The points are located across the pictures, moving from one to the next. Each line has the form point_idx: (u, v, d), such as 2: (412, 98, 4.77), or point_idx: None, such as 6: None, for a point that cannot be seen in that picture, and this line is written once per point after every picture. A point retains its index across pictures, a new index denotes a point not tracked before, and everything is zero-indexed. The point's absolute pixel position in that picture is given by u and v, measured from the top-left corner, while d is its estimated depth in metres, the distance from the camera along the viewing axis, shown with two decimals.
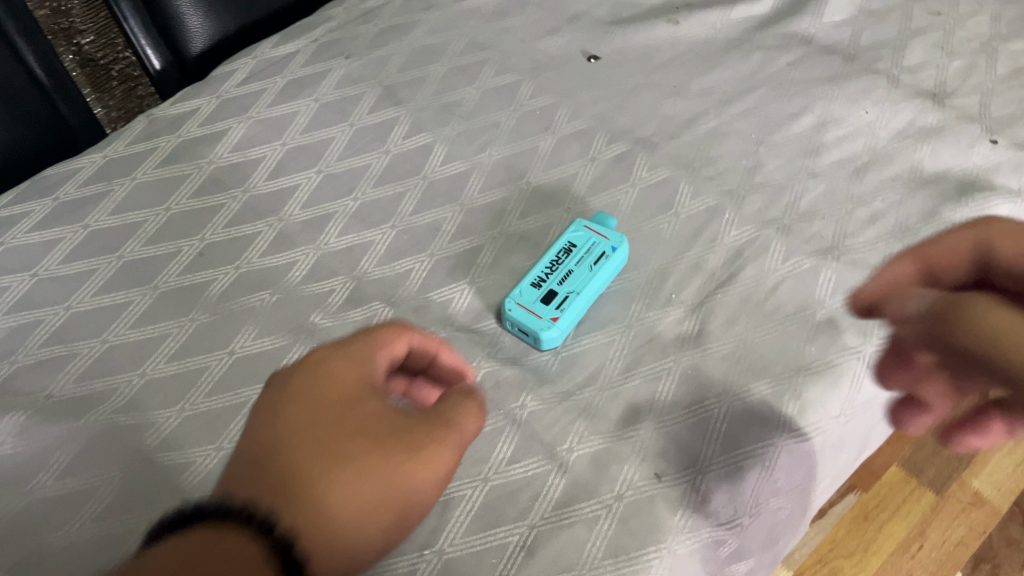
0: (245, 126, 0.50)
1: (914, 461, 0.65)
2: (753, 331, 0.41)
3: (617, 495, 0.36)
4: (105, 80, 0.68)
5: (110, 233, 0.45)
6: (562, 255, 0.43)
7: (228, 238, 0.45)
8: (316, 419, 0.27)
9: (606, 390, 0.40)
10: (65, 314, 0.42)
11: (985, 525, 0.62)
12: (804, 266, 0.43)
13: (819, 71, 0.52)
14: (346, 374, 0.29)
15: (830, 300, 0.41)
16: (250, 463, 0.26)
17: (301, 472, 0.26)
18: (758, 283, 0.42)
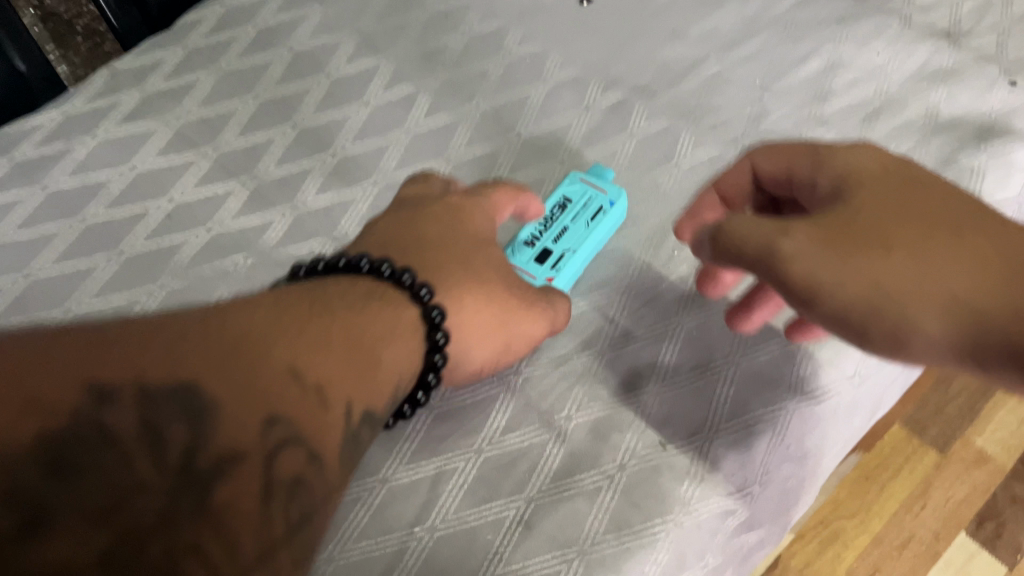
0: (215, 78, 0.46)
1: (916, 419, 0.62)
2: None
3: (619, 466, 0.34)
4: (69, 36, 0.64)
5: (72, 195, 0.42)
6: (557, 211, 0.40)
7: (197, 199, 0.42)
8: (456, 244, 0.35)
9: (606, 354, 0.37)
10: (24, 283, 0.39)
11: (989, 484, 0.59)
12: None
13: (826, 12, 0.48)
14: (472, 223, 0.36)
15: None
16: (405, 250, 0.34)
17: (445, 270, 0.33)
18: None
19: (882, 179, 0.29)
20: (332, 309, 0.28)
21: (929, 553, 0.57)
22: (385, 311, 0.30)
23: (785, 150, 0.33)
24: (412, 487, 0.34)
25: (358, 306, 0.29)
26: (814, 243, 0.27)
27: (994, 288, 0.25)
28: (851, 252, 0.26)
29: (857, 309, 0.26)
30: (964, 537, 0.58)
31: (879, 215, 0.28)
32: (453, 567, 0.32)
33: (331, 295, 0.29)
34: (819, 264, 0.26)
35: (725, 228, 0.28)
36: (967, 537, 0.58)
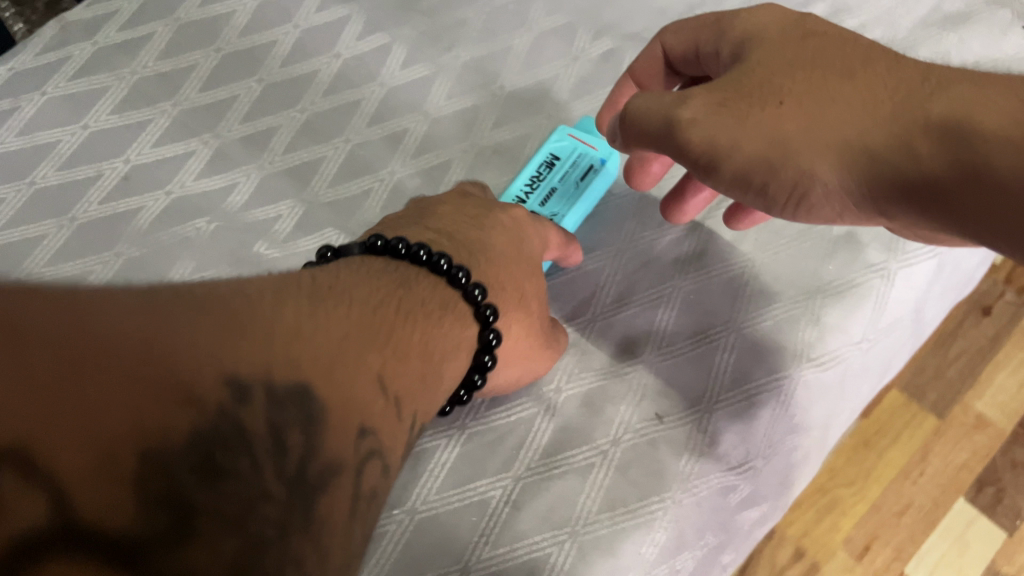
0: (173, 30, 0.43)
1: (914, 385, 0.59)
2: (762, 250, 0.36)
3: (613, 441, 0.32)
4: None
5: (18, 156, 0.39)
6: (544, 170, 0.37)
7: (155, 159, 0.39)
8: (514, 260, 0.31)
9: (598, 321, 0.35)
10: None
11: (989, 449, 0.56)
12: None
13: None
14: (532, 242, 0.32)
15: None
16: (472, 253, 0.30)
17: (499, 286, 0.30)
18: None
19: (785, 36, 0.30)
20: (412, 317, 0.25)
21: (928, 520, 0.54)
22: (450, 329, 0.27)
23: (691, 24, 0.33)
24: None
25: (436, 314, 0.27)
26: (710, 109, 0.28)
27: (883, 120, 0.25)
28: (746, 110, 0.28)
29: (755, 166, 0.28)
30: (963, 504, 0.55)
31: (778, 70, 0.29)
32: (435, 553, 0.30)
33: (410, 299, 0.26)
34: (715, 127, 0.28)
35: (630, 109, 0.30)
36: (966, 503, 0.55)
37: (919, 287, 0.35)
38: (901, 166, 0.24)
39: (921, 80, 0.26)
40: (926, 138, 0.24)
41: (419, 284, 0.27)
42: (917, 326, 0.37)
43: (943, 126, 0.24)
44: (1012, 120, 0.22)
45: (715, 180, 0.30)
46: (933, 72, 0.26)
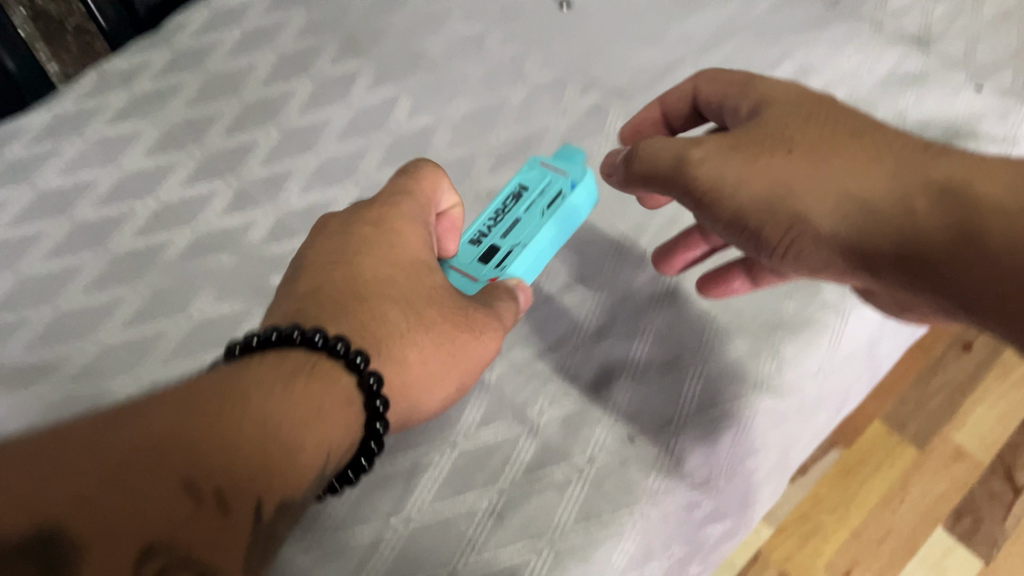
0: (200, 79, 0.47)
1: (897, 416, 0.62)
2: None
3: (588, 459, 0.35)
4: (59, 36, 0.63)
5: (60, 193, 0.43)
6: (511, 202, 0.38)
7: (183, 198, 0.43)
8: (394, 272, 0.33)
9: (579, 350, 0.38)
10: (14, 280, 0.40)
11: (967, 479, 0.59)
12: None
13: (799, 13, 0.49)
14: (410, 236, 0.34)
15: None
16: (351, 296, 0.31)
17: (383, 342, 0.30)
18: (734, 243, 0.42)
19: (797, 98, 0.33)
20: (248, 403, 0.24)
21: (907, 547, 0.57)
22: (304, 393, 0.26)
23: (726, 78, 0.36)
24: (389, 481, 0.35)
25: (285, 388, 0.26)
26: (721, 151, 0.32)
27: (886, 182, 0.28)
28: (756, 154, 0.31)
29: (754, 206, 0.31)
30: (942, 533, 0.57)
31: (791, 124, 0.32)
32: (426, 558, 0.33)
33: (241, 386, 0.25)
34: (724, 167, 0.31)
35: (642, 151, 0.34)
36: (944, 532, 0.57)
37: (871, 324, 0.39)
38: (895, 223, 0.28)
39: (926, 152, 0.29)
40: (930, 201, 0.27)
41: (267, 363, 0.26)
42: (872, 361, 0.41)
43: (948, 193, 0.27)
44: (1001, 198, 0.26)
45: (709, 218, 0.32)
46: (933, 148, 0.30)
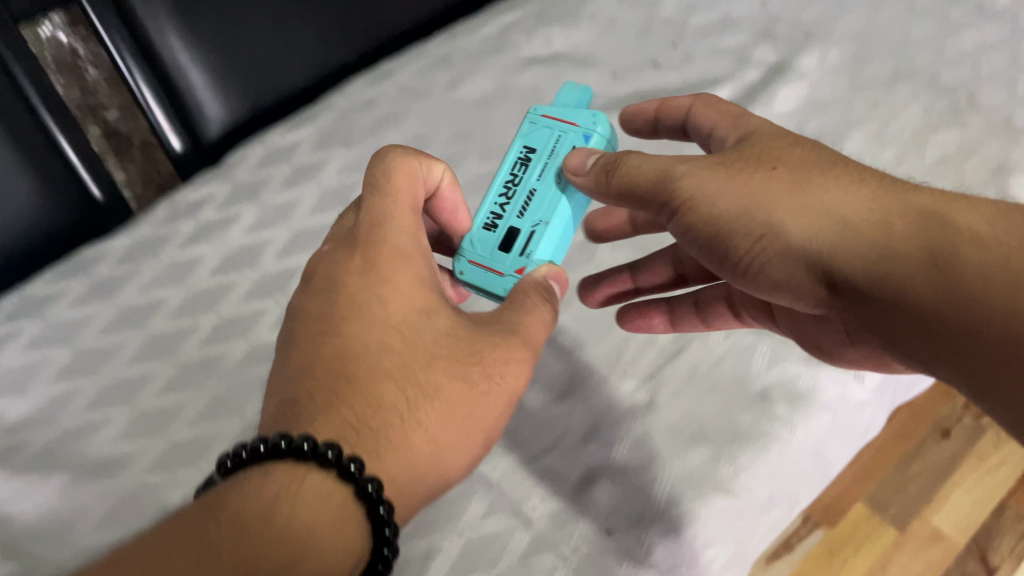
0: (256, 211, 0.57)
1: (879, 498, 0.70)
2: (697, 401, 0.47)
3: (572, 550, 0.42)
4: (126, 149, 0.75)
5: (137, 309, 0.52)
6: (523, 167, 0.52)
7: (238, 315, 0.52)
8: (389, 340, 0.42)
9: (567, 453, 0.46)
10: (97, 382, 0.49)
11: (944, 561, 0.67)
12: (744, 342, 0.50)
13: None
14: (400, 300, 0.44)
15: (764, 372, 0.48)
16: (346, 369, 0.41)
17: (376, 407, 0.40)
18: (703, 357, 0.49)
19: (775, 136, 0.46)
20: (229, 549, 0.31)
21: None
22: (295, 514, 0.33)
23: (721, 113, 0.50)
24: (406, 561, 0.43)
25: (267, 521, 0.33)
26: (709, 167, 0.44)
27: (860, 196, 0.41)
28: (748, 167, 0.44)
29: (743, 203, 0.43)
30: None
31: (772, 150, 0.45)
32: None
33: (227, 532, 0.32)
34: (719, 175, 0.43)
35: (626, 162, 0.46)
36: None
37: (819, 435, 0.47)
38: (870, 227, 0.40)
39: (890, 183, 0.42)
40: (902, 216, 0.40)
41: (251, 503, 0.33)
42: (823, 464, 0.48)
43: (917, 211, 0.40)
44: (962, 223, 0.39)
45: (690, 219, 0.45)
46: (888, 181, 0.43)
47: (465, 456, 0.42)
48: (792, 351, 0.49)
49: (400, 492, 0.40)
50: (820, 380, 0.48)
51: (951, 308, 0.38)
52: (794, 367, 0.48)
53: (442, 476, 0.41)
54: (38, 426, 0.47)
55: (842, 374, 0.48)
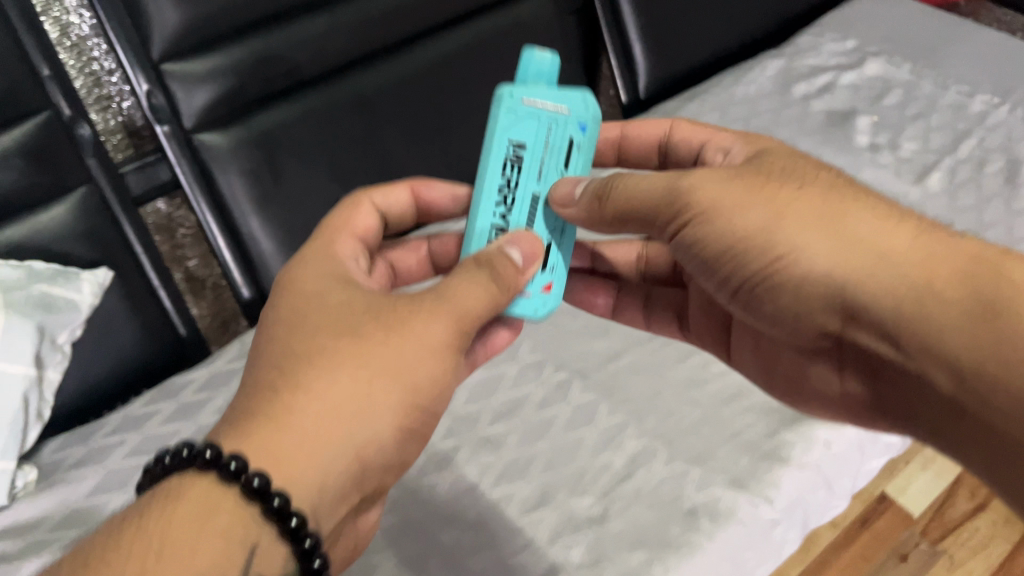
0: (181, 413, 1.26)
1: (825, 558, 1.45)
2: (638, 521, 1.09)
3: (564, 562, 1.06)
4: (201, 288, 1.60)
5: (121, 474, 1.16)
6: (517, 168, 0.82)
7: (127, 463, 1.18)
8: (306, 328, 0.72)
9: (558, 538, 1.08)
10: (126, 466, 1.18)
11: (861, 565, 1.45)
12: (706, 492, 1.11)
13: (778, 162, 0.75)
14: (308, 289, 0.76)
15: (693, 493, 1.12)
16: (282, 353, 0.71)
17: (297, 374, 0.69)
18: (645, 482, 1.13)
19: (824, 175, 0.72)
20: (162, 531, 0.60)
21: None
22: (209, 518, 0.62)
23: (750, 171, 0.73)
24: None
25: (195, 517, 0.62)
26: (736, 187, 0.71)
27: (903, 236, 0.65)
28: (784, 191, 0.70)
29: (768, 227, 0.69)
30: None
31: (813, 181, 0.71)
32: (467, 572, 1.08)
33: (162, 524, 0.60)
34: (759, 204, 0.70)
35: (620, 187, 0.75)
36: None
37: (726, 544, 1.07)
38: (918, 262, 0.63)
39: (943, 233, 0.66)
40: (952, 266, 0.62)
41: (182, 507, 0.62)
42: (738, 562, 1.08)
43: (972, 272, 0.61)
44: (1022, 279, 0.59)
45: (728, 232, 0.71)
46: (934, 228, 0.67)
47: (384, 394, 0.70)
48: (712, 495, 1.11)
49: (305, 453, 0.66)
50: (737, 510, 1.09)
51: (971, 347, 0.59)
52: (710, 494, 1.11)
53: (340, 401, 0.68)
54: (128, 464, 1.18)
55: (750, 511, 1.10)
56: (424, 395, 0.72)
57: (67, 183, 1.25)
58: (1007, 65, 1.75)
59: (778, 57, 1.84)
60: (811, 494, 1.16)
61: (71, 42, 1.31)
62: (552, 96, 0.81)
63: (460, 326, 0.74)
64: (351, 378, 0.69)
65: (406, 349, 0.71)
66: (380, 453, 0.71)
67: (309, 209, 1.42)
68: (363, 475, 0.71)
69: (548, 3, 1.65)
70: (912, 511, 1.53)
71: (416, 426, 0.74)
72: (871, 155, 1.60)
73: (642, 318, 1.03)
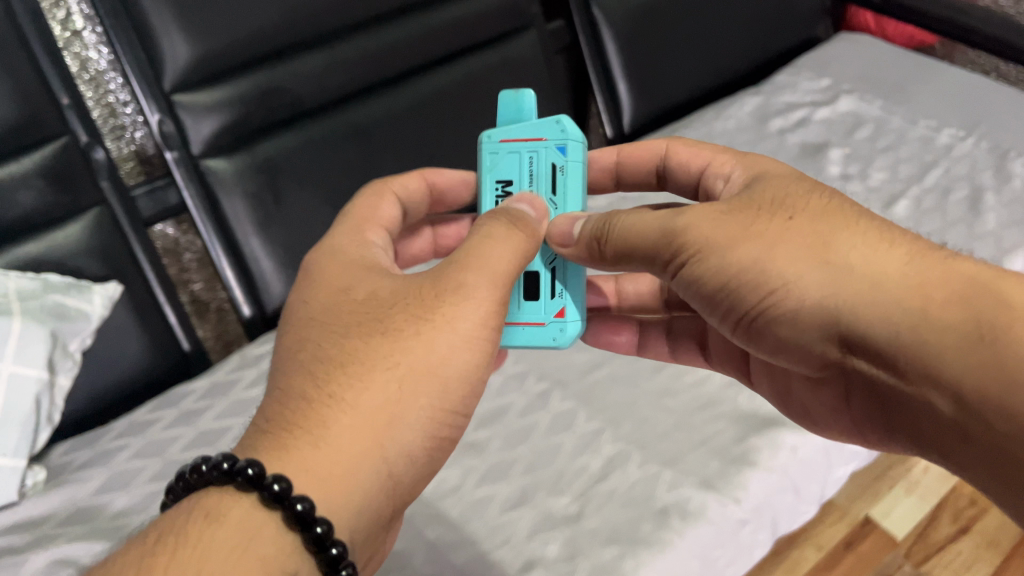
0: (184, 419, 1.30)
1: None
2: (611, 520, 1.16)
3: (541, 559, 1.12)
4: (206, 310, 1.69)
5: (125, 475, 1.20)
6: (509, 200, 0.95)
7: (130, 465, 1.21)
8: (335, 326, 0.76)
9: (534, 536, 1.15)
10: (130, 468, 1.21)
11: None
12: (677, 494, 1.18)
13: (774, 188, 0.82)
14: (336, 283, 0.81)
15: (665, 494, 1.18)
16: (312, 357, 0.75)
17: (328, 386, 0.72)
18: (620, 483, 1.20)
19: (816, 203, 0.79)
20: (205, 548, 0.63)
21: None
22: (250, 540, 0.66)
23: (745, 201, 0.81)
24: None
25: (238, 544, 0.65)
26: (727, 219, 0.79)
27: (898, 259, 0.73)
28: (779, 219, 0.78)
29: (767, 256, 0.77)
30: None
31: (806, 207, 0.79)
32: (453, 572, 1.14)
33: (204, 542, 0.64)
34: (759, 232, 0.78)
35: (614, 225, 0.85)
36: None
37: (696, 541, 1.13)
38: (913, 285, 0.70)
39: (928, 253, 0.73)
40: (946, 292, 0.69)
41: (222, 530, 0.66)
42: (709, 558, 1.14)
43: (964, 298, 0.68)
44: (1004, 300, 0.67)
45: (733, 261, 0.78)
46: (919, 247, 0.74)
47: (413, 397, 0.73)
48: (682, 493, 1.18)
49: (337, 467, 0.69)
50: (706, 508, 1.16)
51: (973, 364, 0.65)
52: (681, 494, 1.18)
53: (368, 409, 0.71)
54: (131, 467, 1.21)
55: (719, 510, 1.16)
56: (457, 392, 0.75)
57: (81, 202, 1.32)
58: (972, 102, 1.85)
59: (757, 94, 1.95)
60: (778, 497, 1.23)
61: (89, 75, 1.44)
62: (533, 131, 0.95)
63: (491, 308, 0.77)
64: (384, 387, 0.72)
65: (435, 340, 0.74)
66: (415, 466, 0.74)
67: (310, 232, 1.45)
68: (398, 488, 0.74)
69: (536, 41, 1.73)
70: (896, 533, 1.62)
71: (451, 431, 0.77)
72: (842, 184, 1.69)
73: (666, 349, 1.12)
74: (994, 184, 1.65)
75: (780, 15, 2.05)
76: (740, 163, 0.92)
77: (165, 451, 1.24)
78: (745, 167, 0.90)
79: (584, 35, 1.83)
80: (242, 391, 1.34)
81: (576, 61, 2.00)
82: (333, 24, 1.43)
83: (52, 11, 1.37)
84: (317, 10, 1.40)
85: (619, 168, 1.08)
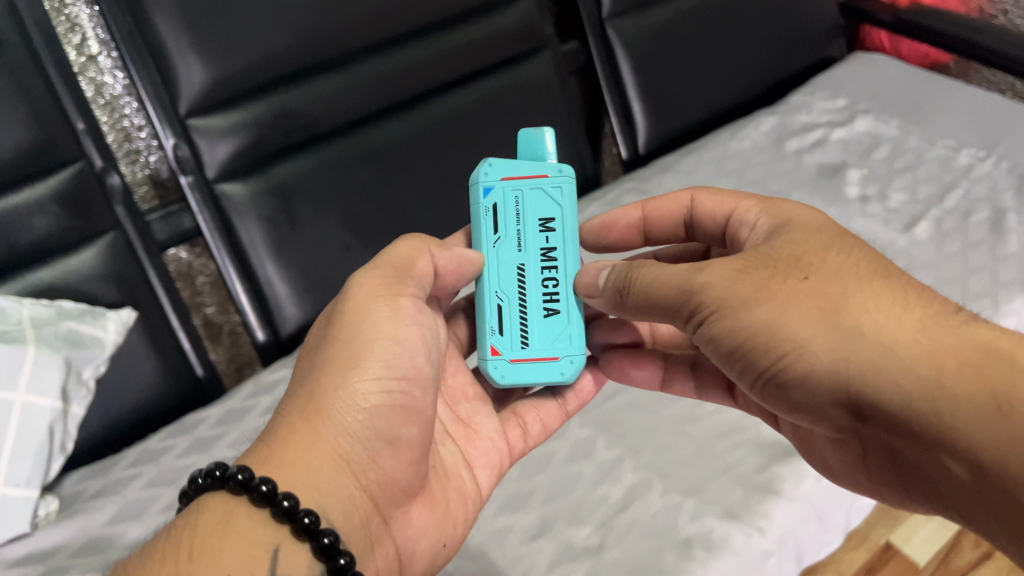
0: (197, 448, 1.27)
1: None
2: (631, 552, 1.13)
3: None
4: (218, 334, 1.68)
5: (138, 504, 1.17)
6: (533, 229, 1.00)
7: (144, 495, 1.19)
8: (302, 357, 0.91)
9: (555, 568, 1.12)
10: (143, 498, 1.18)
11: None
12: (700, 525, 1.15)
13: (800, 243, 0.82)
14: None
15: (688, 524, 1.15)
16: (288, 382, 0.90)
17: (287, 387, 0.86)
18: (641, 514, 1.17)
19: (832, 262, 0.80)
20: (191, 539, 0.70)
21: None
22: (230, 532, 0.72)
23: (757, 256, 0.82)
24: None
25: (216, 531, 0.71)
26: (737, 273, 0.80)
27: (913, 325, 0.73)
28: (790, 277, 0.78)
29: (767, 317, 0.77)
30: None
31: (811, 263, 0.80)
32: None
33: (188, 534, 0.71)
34: (760, 287, 0.78)
35: (635, 276, 0.88)
36: None
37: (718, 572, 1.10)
38: (923, 353, 0.71)
39: (939, 319, 0.74)
40: (958, 362, 0.69)
41: (203, 520, 0.72)
42: None
43: (976, 372, 0.68)
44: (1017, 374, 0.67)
45: (749, 321, 0.78)
46: (933, 313, 0.75)
47: (332, 366, 0.83)
48: (705, 523, 1.15)
49: (284, 436, 0.80)
50: (729, 539, 1.13)
51: (986, 433, 0.65)
52: (705, 525, 1.15)
53: (306, 385, 0.83)
54: (144, 496, 1.19)
55: (743, 542, 1.13)
56: (375, 358, 0.84)
57: (96, 227, 1.30)
58: (990, 120, 1.83)
59: (772, 114, 1.93)
60: (802, 527, 1.20)
61: (104, 100, 1.44)
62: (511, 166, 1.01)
63: (390, 277, 0.89)
64: (314, 367, 0.85)
65: (342, 327, 0.86)
66: (360, 441, 0.82)
67: (323, 271, 1.44)
68: (355, 467, 0.81)
69: (550, 63, 1.71)
70: (918, 559, 1.58)
71: (398, 403, 0.85)
72: (860, 206, 1.67)
73: (691, 386, 1.11)
74: (1016, 206, 1.63)
75: (794, 37, 2.04)
76: (763, 212, 0.91)
77: (178, 480, 1.21)
78: (775, 212, 0.90)
79: (597, 57, 1.83)
80: (254, 419, 1.32)
81: (590, 83, 2.00)
82: (348, 47, 1.43)
83: (67, 36, 1.37)
84: (332, 32, 1.39)
85: (645, 221, 1.08)
